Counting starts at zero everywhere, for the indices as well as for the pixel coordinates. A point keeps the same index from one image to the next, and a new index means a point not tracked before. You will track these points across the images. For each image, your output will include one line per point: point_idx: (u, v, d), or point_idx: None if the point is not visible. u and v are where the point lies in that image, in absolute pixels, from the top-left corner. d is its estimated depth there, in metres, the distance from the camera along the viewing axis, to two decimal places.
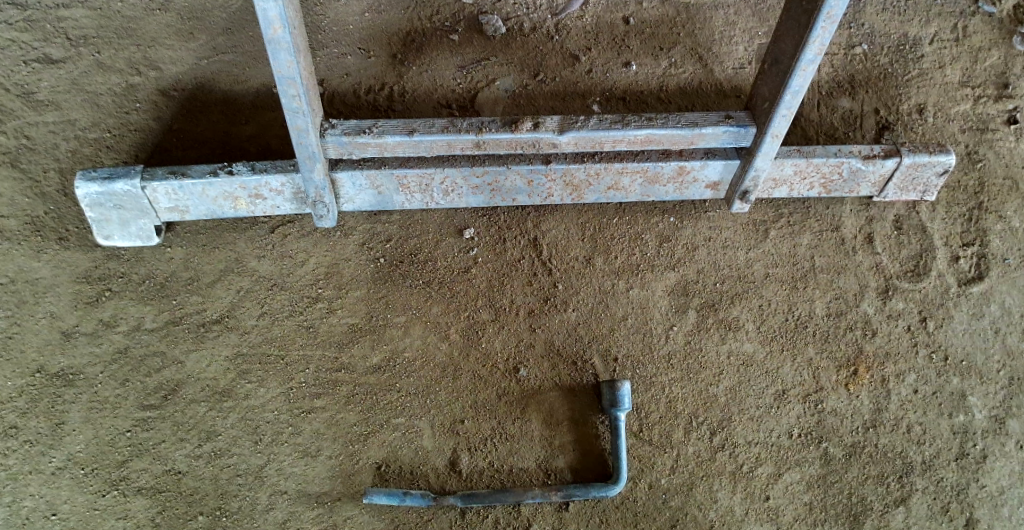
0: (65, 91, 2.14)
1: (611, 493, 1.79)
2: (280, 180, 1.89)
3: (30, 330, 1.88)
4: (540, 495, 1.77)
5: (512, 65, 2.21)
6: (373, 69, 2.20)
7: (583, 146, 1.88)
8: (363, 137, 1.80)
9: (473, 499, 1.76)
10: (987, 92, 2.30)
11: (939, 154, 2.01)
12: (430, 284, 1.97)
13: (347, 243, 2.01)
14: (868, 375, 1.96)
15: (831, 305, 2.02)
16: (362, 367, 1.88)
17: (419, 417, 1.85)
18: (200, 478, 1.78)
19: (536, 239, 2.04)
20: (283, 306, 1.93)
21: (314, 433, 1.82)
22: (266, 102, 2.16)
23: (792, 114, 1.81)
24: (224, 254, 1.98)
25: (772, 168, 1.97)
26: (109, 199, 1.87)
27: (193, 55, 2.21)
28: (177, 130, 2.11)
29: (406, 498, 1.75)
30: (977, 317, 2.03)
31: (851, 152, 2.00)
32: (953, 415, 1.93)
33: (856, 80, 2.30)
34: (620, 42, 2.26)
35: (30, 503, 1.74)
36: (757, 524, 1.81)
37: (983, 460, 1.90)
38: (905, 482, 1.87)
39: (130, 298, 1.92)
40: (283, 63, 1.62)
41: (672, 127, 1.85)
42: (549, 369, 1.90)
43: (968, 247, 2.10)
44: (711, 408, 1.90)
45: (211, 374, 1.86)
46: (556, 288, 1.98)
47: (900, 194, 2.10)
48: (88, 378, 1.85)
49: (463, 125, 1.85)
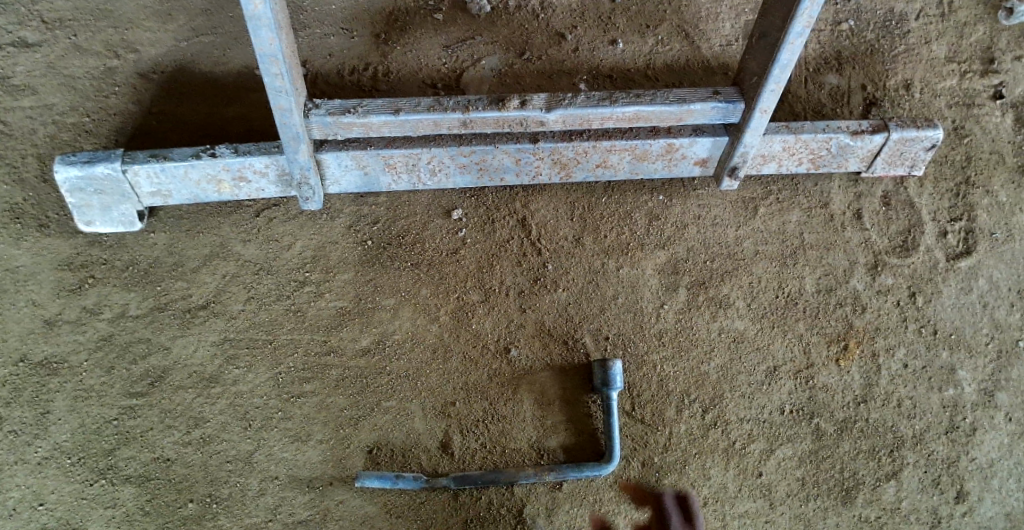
0: (41, 75, 2.09)
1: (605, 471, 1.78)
2: (264, 162, 1.86)
3: (11, 318, 1.85)
4: (534, 473, 1.77)
5: (498, 44, 2.19)
6: (356, 50, 2.17)
7: (570, 124, 1.86)
8: (348, 116, 1.78)
9: (466, 481, 1.75)
10: (973, 67, 2.29)
11: (926, 129, 2.01)
12: (419, 266, 1.95)
13: (333, 225, 1.98)
14: (858, 350, 1.96)
15: (820, 281, 2.02)
16: (351, 350, 1.87)
17: (411, 400, 1.83)
18: (189, 465, 1.76)
19: (525, 219, 2.02)
20: (270, 290, 1.91)
21: (303, 418, 1.80)
22: (248, 84, 2.12)
23: (780, 89, 1.80)
24: (209, 239, 1.95)
25: (760, 145, 1.97)
26: (89, 184, 1.84)
27: (173, 37, 2.17)
28: (157, 113, 2.07)
29: (398, 481, 1.74)
30: (966, 291, 2.04)
31: (839, 127, 1.99)
32: (942, 389, 1.94)
33: (843, 56, 2.29)
34: (606, 20, 2.24)
35: (17, 493, 1.72)
36: (751, 500, 1.82)
37: (973, 433, 1.91)
38: (896, 456, 1.88)
39: (114, 285, 1.89)
40: (265, 40, 1.58)
41: (661, 104, 1.84)
42: (540, 350, 1.89)
43: (955, 222, 2.11)
44: (703, 385, 1.90)
45: (198, 360, 1.84)
46: (545, 268, 1.97)
47: (888, 170, 2.10)
48: (72, 366, 1.82)
49: (449, 104, 1.83)
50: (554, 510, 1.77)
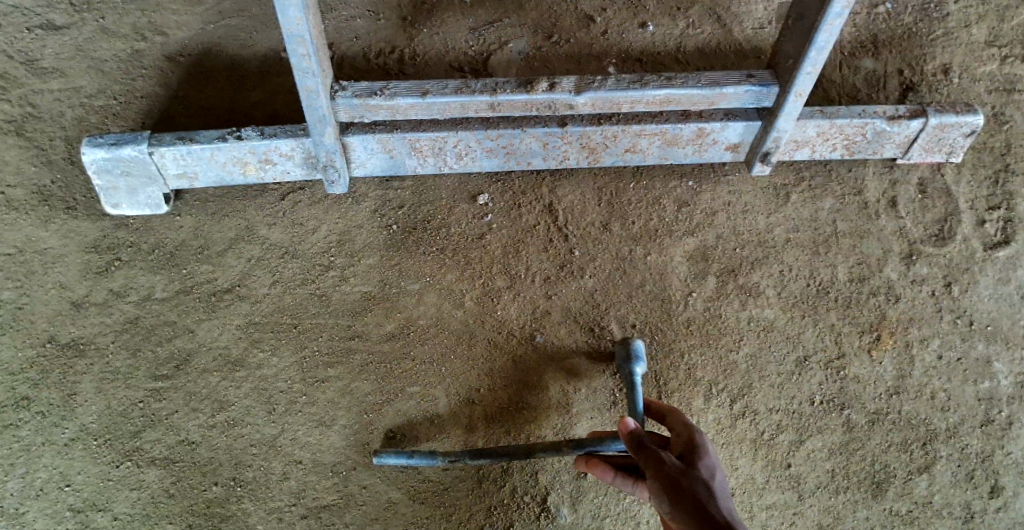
0: (69, 57, 2.09)
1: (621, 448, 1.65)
2: (290, 145, 1.85)
3: (40, 300, 1.86)
4: (551, 449, 1.67)
5: (526, 26, 2.16)
6: (383, 32, 2.15)
7: (600, 107, 1.83)
8: (375, 99, 1.76)
9: (479, 456, 1.70)
10: (1015, 51, 2.22)
11: (966, 114, 1.95)
12: (445, 251, 1.94)
13: (359, 209, 1.97)
14: (891, 340, 1.92)
15: (853, 270, 1.98)
16: (375, 335, 1.85)
17: (435, 386, 1.82)
18: (214, 448, 1.76)
19: (552, 204, 1.99)
20: (295, 274, 1.90)
21: (328, 402, 1.80)
22: (274, 67, 2.11)
23: (816, 71, 1.76)
24: (235, 222, 1.94)
25: (794, 130, 1.92)
26: (116, 165, 1.84)
27: (200, 20, 2.16)
28: (182, 95, 2.06)
29: (412, 457, 1.71)
30: (1003, 282, 1.98)
31: (876, 112, 1.94)
32: (978, 382, 1.90)
33: (879, 40, 2.23)
34: (636, 2, 2.19)
35: (44, 474, 1.72)
36: (780, 492, 1.79)
37: (1010, 427, 1.86)
38: (929, 449, 1.84)
39: (141, 267, 1.89)
40: (292, 20, 1.56)
41: (693, 87, 1.80)
42: (567, 336, 1.87)
43: (994, 210, 2.05)
44: (731, 375, 1.86)
45: (223, 343, 1.84)
46: (572, 255, 1.94)
47: (925, 156, 2.04)
48: (99, 348, 1.82)
49: (477, 86, 1.80)
50: (579, 498, 1.75)
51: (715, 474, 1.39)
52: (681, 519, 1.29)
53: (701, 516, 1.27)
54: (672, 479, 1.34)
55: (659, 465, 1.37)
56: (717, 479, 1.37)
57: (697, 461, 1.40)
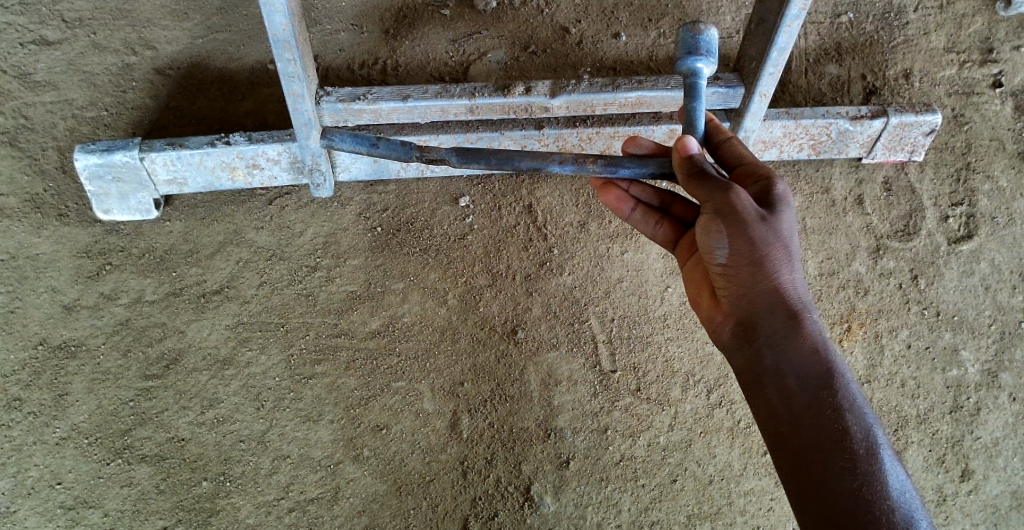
0: (61, 71, 2.15)
1: (649, 175, 1.57)
2: (277, 150, 1.92)
3: (31, 304, 1.90)
4: (573, 163, 1.57)
5: (503, 38, 2.24)
6: (366, 45, 2.23)
7: (574, 110, 1.93)
8: (358, 103, 1.85)
9: (469, 159, 1.61)
10: (972, 57, 2.31)
11: (924, 114, 2.04)
12: (428, 251, 1.99)
13: (344, 213, 2.02)
14: (860, 331, 1.99)
15: (823, 265, 2.05)
16: (361, 332, 1.91)
17: (419, 381, 1.87)
18: (203, 444, 1.80)
19: (531, 206, 2.05)
20: (282, 275, 1.95)
21: (315, 399, 1.84)
22: (262, 79, 2.19)
23: (778, 72, 1.85)
24: (223, 226, 1.99)
25: (761, 130, 2.01)
26: (108, 171, 1.90)
27: (188, 34, 2.22)
28: (174, 107, 2.14)
29: (378, 144, 1.70)
30: (968, 274, 2.06)
31: (839, 113, 2.03)
32: (946, 370, 1.97)
33: (843, 47, 2.32)
34: (609, 14, 2.28)
35: (35, 473, 1.76)
36: (756, 478, 1.84)
37: (977, 412, 1.94)
38: (901, 435, 1.91)
39: (131, 271, 1.94)
40: (278, 26, 1.64)
41: (662, 90, 1.89)
42: (547, 331, 1.92)
43: (957, 207, 2.13)
44: (707, 366, 1.92)
45: (212, 342, 1.88)
46: (551, 253, 2.00)
47: (888, 155, 2.12)
48: (90, 350, 1.86)
49: (456, 91, 1.90)
50: (561, 487, 1.80)
51: (795, 235, 1.42)
52: (758, 294, 1.40)
53: (780, 298, 1.39)
54: (752, 251, 1.38)
55: (743, 230, 1.38)
56: (795, 250, 1.41)
57: (782, 222, 1.41)
